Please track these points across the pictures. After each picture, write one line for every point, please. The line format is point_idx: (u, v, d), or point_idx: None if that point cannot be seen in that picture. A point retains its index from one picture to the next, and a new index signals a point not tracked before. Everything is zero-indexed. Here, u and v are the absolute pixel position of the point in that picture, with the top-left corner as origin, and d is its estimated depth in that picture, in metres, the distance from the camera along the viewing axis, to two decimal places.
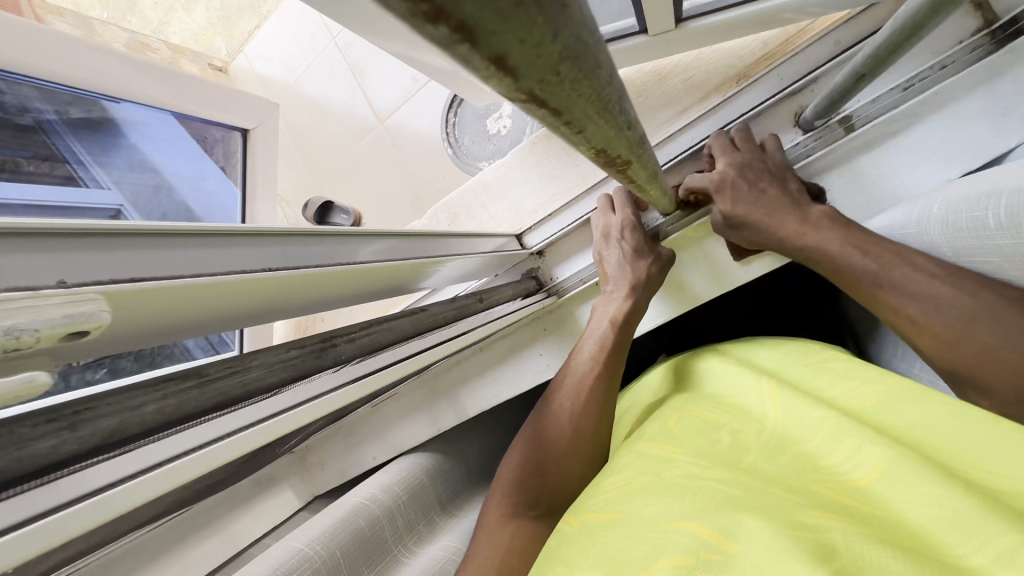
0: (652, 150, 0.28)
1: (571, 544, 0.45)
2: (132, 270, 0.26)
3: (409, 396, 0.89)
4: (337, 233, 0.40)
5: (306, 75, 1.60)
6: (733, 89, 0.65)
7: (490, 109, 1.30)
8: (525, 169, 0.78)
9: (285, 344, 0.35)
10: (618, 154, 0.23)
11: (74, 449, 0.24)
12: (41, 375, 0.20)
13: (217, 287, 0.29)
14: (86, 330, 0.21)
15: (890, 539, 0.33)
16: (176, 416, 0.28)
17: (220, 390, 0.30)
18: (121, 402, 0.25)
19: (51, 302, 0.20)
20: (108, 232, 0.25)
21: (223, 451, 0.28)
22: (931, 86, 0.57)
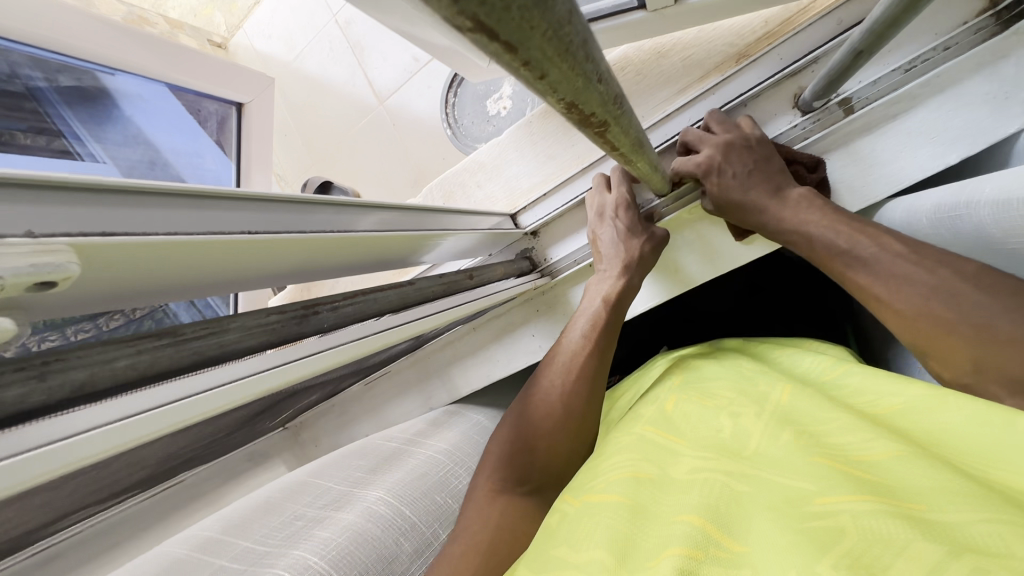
0: (632, 113, 0.27)
1: (571, 524, 0.45)
2: (102, 225, 0.25)
3: (403, 372, 0.91)
4: (334, 203, 0.39)
5: (307, 52, 1.58)
6: (732, 69, 0.64)
7: (490, 88, 1.28)
8: (521, 147, 0.77)
9: (264, 309, 0.36)
10: (592, 112, 0.23)
11: (43, 400, 0.24)
12: (4, 323, 0.19)
13: (199, 247, 0.28)
14: (53, 281, 0.21)
15: (900, 509, 0.34)
16: (149, 373, 0.28)
17: (197, 349, 0.30)
18: (92, 356, 0.26)
19: (17, 251, 0.20)
20: (91, 186, 0.24)
21: (201, 406, 0.28)
22: (933, 68, 0.56)
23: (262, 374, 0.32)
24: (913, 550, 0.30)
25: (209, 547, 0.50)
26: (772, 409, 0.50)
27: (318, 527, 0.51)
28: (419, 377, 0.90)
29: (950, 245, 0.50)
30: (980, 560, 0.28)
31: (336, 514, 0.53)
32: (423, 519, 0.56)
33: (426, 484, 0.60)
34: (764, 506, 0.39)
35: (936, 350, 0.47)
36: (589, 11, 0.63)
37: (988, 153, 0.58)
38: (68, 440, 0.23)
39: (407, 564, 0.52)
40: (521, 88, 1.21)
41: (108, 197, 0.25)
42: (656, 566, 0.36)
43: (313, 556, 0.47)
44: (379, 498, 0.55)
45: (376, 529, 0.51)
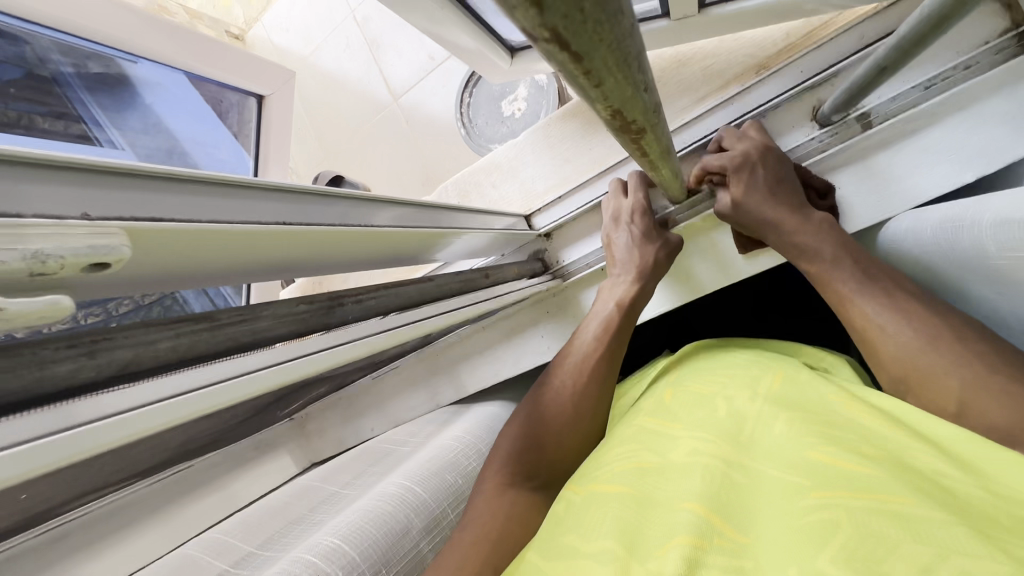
0: (665, 124, 0.28)
1: (578, 511, 0.45)
2: (151, 210, 0.25)
3: (411, 367, 0.92)
4: (350, 196, 0.40)
5: (324, 47, 1.60)
6: (752, 80, 0.64)
7: (505, 90, 1.29)
8: (538, 150, 0.78)
9: (296, 299, 0.37)
10: (634, 119, 0.23)
11: (92, 376, 0.25)
12: (66, 300, 0.20)
13: (232, 235, 0.29)
14: (107, 264, 0.22)
15: (890, 501, 0.35)
16: (188, 356, 0.29)
17: (230, 335, 0.31)
18: (136, 336, 0.27)
19: (75, 232, 0.21)
20: (138, 173, 0.25)
21: (228, 395, 0.29)
22: (953, 86, 0.57)
23: (291, 361, 0.33)
24: (905, 550, 0.32)
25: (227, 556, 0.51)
26: (767, 394, 0.51)
27: (335, 518, 0.53)
28: (427, 373, 0.90)
29: (950, 262, 0.50)
30: (968, 562, 0.30)
31: (351, 506, 0.55)
32: (433, 494, 0.57)
33: (436, 464, 0.62)
34: (770, 503, 0.40)
35: (920, 387, 0.47)
36: None
37: (1004, 173, 0.58)
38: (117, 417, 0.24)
39: (417, 538, 0.52)
40: (536, 90, 1.22)
41: (156, 183, 0.26)
42: (663, 556, 0.37)
43: (327, 536, 0.48)
44: (391, 483, 0.57)
45: (387, 504, 0.52)
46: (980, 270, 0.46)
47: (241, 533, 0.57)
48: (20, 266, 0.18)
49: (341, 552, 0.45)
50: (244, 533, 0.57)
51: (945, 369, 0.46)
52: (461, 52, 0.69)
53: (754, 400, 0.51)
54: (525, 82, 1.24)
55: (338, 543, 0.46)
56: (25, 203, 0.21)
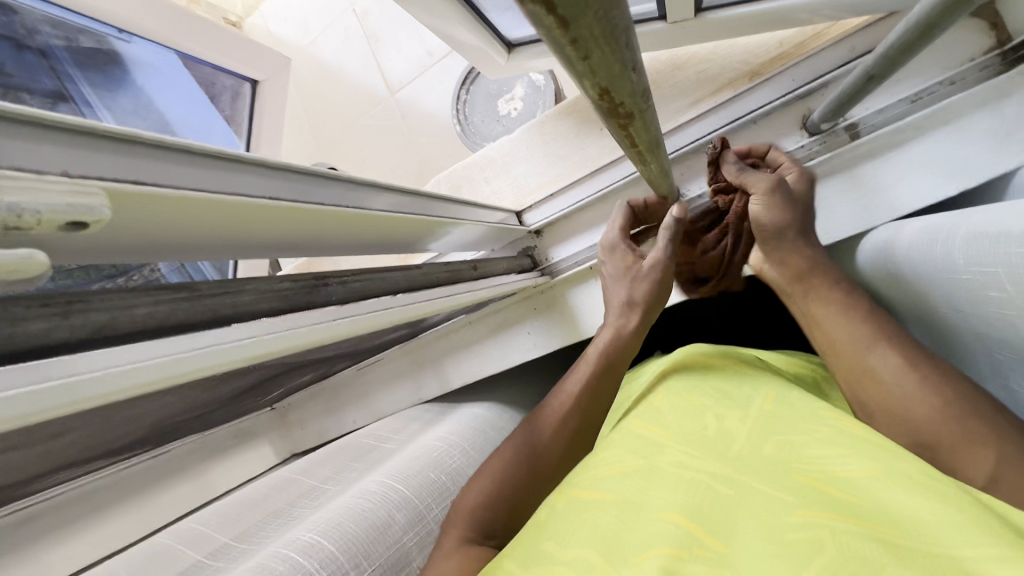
0: (655, 113, 0.28)
1: (563, 517, 0.46)
2: (136, 174, 0.25)
3: (395, 360, 0.91)
4: (348, 178, 0.39)
5: (321, 39, 1.60)
6: (745, 86, 0.65)
7: (502, 89, 1.29)
8: (532, 147, 0.78)
9: (277, 276, 0.37)
10: (621, 101, 0.24)
11: (65, 336, 0.24)
12: (41, 255, 0.19)
13: (215, 205, 0.29)
14: (84, 224, 0.21)
15: (869, 528, 0.35)
16: (167, 323, 0.29)
17: (210, 306, 0.31)
18: (115, 301, 0.26)
19: (55, 187, 0.20)
20: (126, 136, 0.25)
21: (208, 361, 0.29)
22: (939, 101, 0.58)
23: (275, 336, 0.33)
24: (886, 568, 0.32)
25: (202, 548, 0.51)
26: (754, 415, 0.52)
27: (315, 513, 0.52)
28: (412, 367, 0.90)
29: (920, 276, 0.51)
30: None
31: (332, 502, 0.54)
32: (416, 492, 0.56)
33: (420, 463, 0.61)
34: (751, 510, 0.40)
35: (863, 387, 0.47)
36: None
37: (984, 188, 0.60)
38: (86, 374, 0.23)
39: (399, 535, 0.52)
40: (533, 90, 1.22)
41: (142, 149, 0.26)
42: (641, 563, 0.38)
43: (305, 531, 0.47)
44: (373, 481, 0.56)
45: (368, 502, 0.52)
46: (946, 288, 0.48)
47: (219, 523, 0.56)
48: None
49: (320, 548, 0.45)
50: (221, 524, 0.56)
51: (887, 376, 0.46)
52: (459, 47, 0.69)
53: (741, 419, 0.51)
54: (522, 82, 1.25)
55: (316, 538, 0.46)
56: (4, 155, 0.20)
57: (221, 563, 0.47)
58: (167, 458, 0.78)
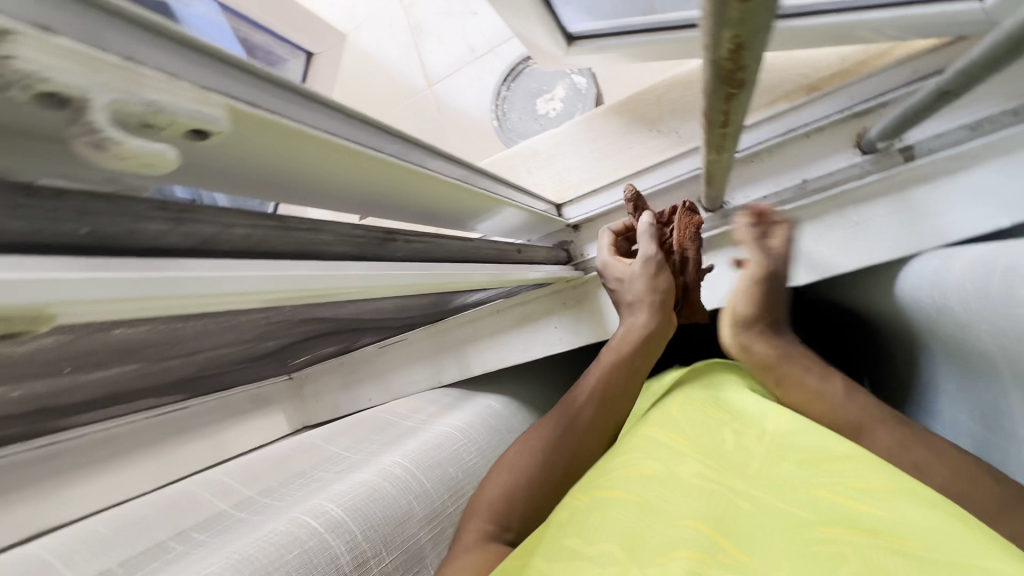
0: (750, 101, 0.25)
1: (584, 514, 0.44)
2: (258, 101, 0.24)
3: (417, 342, 0.92)
4: (419, 140, 0.39)
5: (366, 26, 1.64)
6: (803, 99, 0.65)
7: (542, 89, 1.31)
8: (578, 142, 0.79)
9: (351, 225, 0.37)
10: (742, 66, 0.20)
11: (174, 242, 0.23)
12: (166, 153, 0.19)
13: (297, 136, 0.28)
14: (206, 133, 0.22)
15: (896, 545, 0.36)
16: (259, 248, 0.28)
17: (295, 240, 0.30)
18: (215, 217, 0.26)
19: (185, 92, 0.20)
20: (251, 68, 0.24)
21: (292, 283, 0.27)
22: (1000, 130, 0.58)
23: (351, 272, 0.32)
24: None
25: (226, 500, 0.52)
26: (768, 428, 0.52)
27: (335, 484, 0.52)
28: (433, 350, 0.90)
29: (966, 306, 0.50)
30: None
31: (352, 476, 0.54)
32: (434, 487, 0.56)
33: (441, 453, 0.61)
34: (769, 525, 0.40)
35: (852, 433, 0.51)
36: (677, 17, 0.64)
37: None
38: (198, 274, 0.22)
39: (416, 531, 0.52)
40: (573, 92, 1.24)
41: (252, 81, 0.24)
42: (666, 565, 0.37)
43: (329, 503, 0.47)
44: (393, 462, 0.56)
45: (391, 486, 0.52)
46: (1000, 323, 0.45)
47: (241, 478, 0.57)
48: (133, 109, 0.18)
49: (345, 526, 0.46)
50: (243, 479, 0.57)
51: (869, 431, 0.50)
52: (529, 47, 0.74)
53: (757, 435, 0.51)
54: (563, 83, 1.27)
55: (341, 516, 0.46)
56: (147, 58, 0.19)
57: (246, 516, 0.47)
58: (186, 412, 0.79)
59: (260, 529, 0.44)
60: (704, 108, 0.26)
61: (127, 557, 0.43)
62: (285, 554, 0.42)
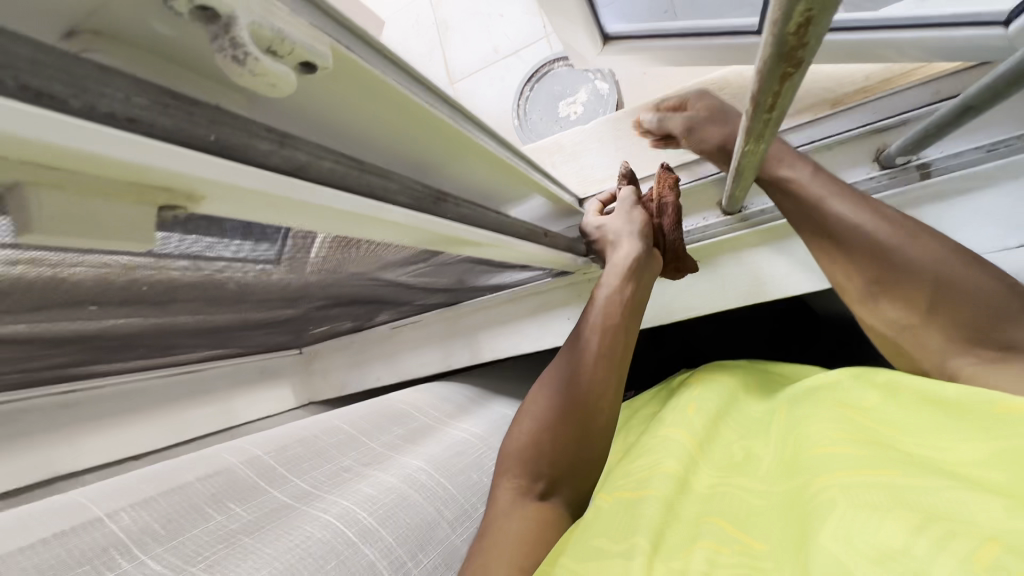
0: (796, 86, 0.27)
1: (609, 513, 0.47)
2: (340, 39, 0.26)
3: (430, 326, 0.94)
4: (476, 118, 0.41)
5: (394, 22, 1.68)
6: (825, 112, 0.68)
7: (565, 92, 1.34)
8: (603, 141, 0.81)
9: (413, 176, 0.34)
10: (806, 43, 0.22)
11: (277, 167, 0.23)
12: (286, 82, 0.21)
13: (377, 82, 0.29)
14: (314, 68, 0.23)
15: (886, 476, 0.36)
16: (341, 184, 0.26)
17: (370, 183, 0.29)
18: (311, 148, 0.25)
19: (302, 26, 0.22)
20: (339, 16, 0.25)
21: (357, 209, 0.27)
22: (1015, 153, 0.60)
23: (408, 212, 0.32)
24: (897, 515, 0.32)
25: (252, 467, 0.54)
26: (774, 428, 0.53)
27: (362, 483, 0.53)
28: (445, 334, 0.92)
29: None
30: (958, 528, 0.30)
31: (377, 475, 0.55)
32: (461, 492, 0.58)
33: (462, 461, 0.63)
34: (776, 514, 0.41)
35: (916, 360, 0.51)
36: (709, 25, 0.67)
37: None
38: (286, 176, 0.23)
39: (448, 532, 0.53)
40: (596, 98, 1.26)
41: (342, 29, 0.26)
42: (688, 557, 0.39)
43: (360, 509, 0.48)
44: (416, 467, 0.58)
45: (417, 493, 0.53)
46: None
47: (264, 445, 0.59)
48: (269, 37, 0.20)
49: (379, 537, 0.47)
50: (266, 445, 0.59)
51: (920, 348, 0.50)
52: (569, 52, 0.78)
53: (764, 439, 0.52)
54: (586, 87, 1.29)
55: (372, 523, 0.47)
56: None
57: (277, 507, 0.48)
58: (204, 375, 0.80)
59: (292, 524, 0.46)
60: (755, 90, 0.28)
61: (166, 512, 0.45)
62: (324, 565, 0.42)
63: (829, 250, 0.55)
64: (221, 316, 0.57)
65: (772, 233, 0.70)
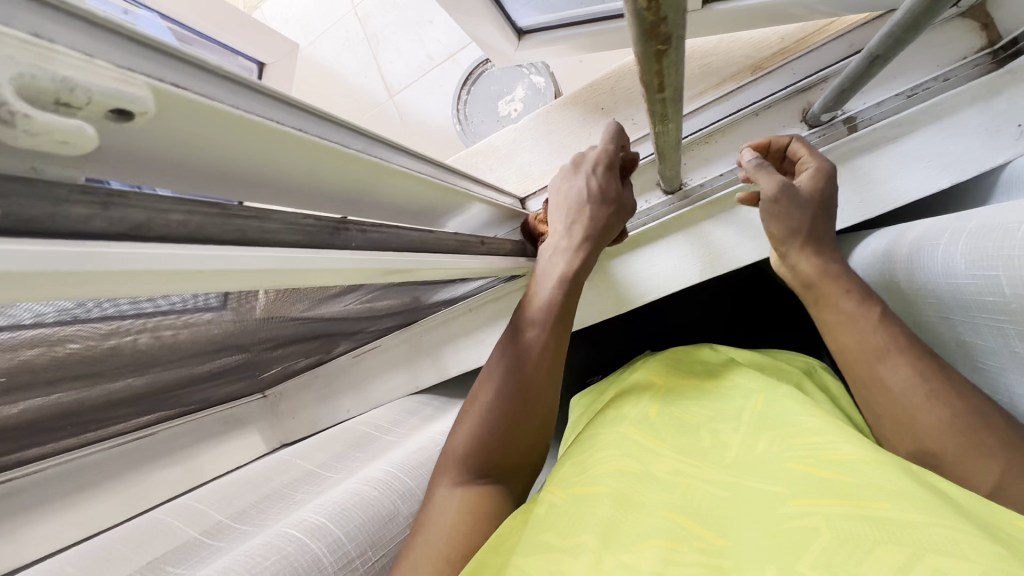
0: (684, 52, 0.25)
1: (565, 509, 0.45)
2: (184, 79, 0.23)
3: (392, 349, 0.91)
4: (378, 136, 0.40)
5: (322, 40, 1.66)
6: (748, 79, 0.68)
7: (502, 90, 1.32)
8: (536, 137, 0.79)
9: (300, 211, 0.31)
10: (665, 16, 0.20)
11: (103, 228, 0.20)
12: (89, 133, 0.18)
13: (250, 125, 0.26)
14: (130, 115, 0.20)
15: (864, 508, 0.35)
16: (200, 235, 0.24)
17: (239, 227, 0.26)
18: (149, 201, 0.22)
19: (103, 71, 0.18)
20: (167, 49, 0.22)
21: (248, 266, 0.25)
22: (933, 96, 0.61)
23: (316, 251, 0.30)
24: (882, 553, 0.32)
25: (197, 523, 0.50)
26: (745, 418, 0.52)
27: (319, 498, 0.52)
28: (409, 354, 0.89)
29: (913, 278, 0.54)
30: (947, 561, 0.30)
31: (336, 487, 0.54)
32: (419, 486, 0.58)
33: (423, 458, 0.62)
34: (742, 508, 0.40)
35: (952, 459, 0.42)
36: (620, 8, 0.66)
37: (976, 182, 0.62)
38: (132, 246, 0.20)
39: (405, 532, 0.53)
40: (533, 92, 1.25)
41: (202, 69, 0.24)
42: (639, 553, 0.38)
43: (311, 514, 0.47)
44: (378, 469, 0.57)
45: (372, 490, 0.53)
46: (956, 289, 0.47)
47: (215, 501, 0.55)
48: (49, 87, 0.17)
49: (328, 531, 0.46)
50: (216, 503, 0.54)
51: (942, 437, 0.43)
52: (491, 53, 0.77)
53: (733, 426, 0.52)
54: (522, 84, 1.28)
55: (322, 521, 0.46)
56: (53, 34, 0.18)
57: (219, 544, 0.45)
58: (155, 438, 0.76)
59: (239, 548, 0.43)
60: (640, 71, 0.27)
61: None
62: (265, 560, 0.41)
63: (828, 300, 0.53)
64: (147, 379, 0.53)
65: (717, 205, 0.70)
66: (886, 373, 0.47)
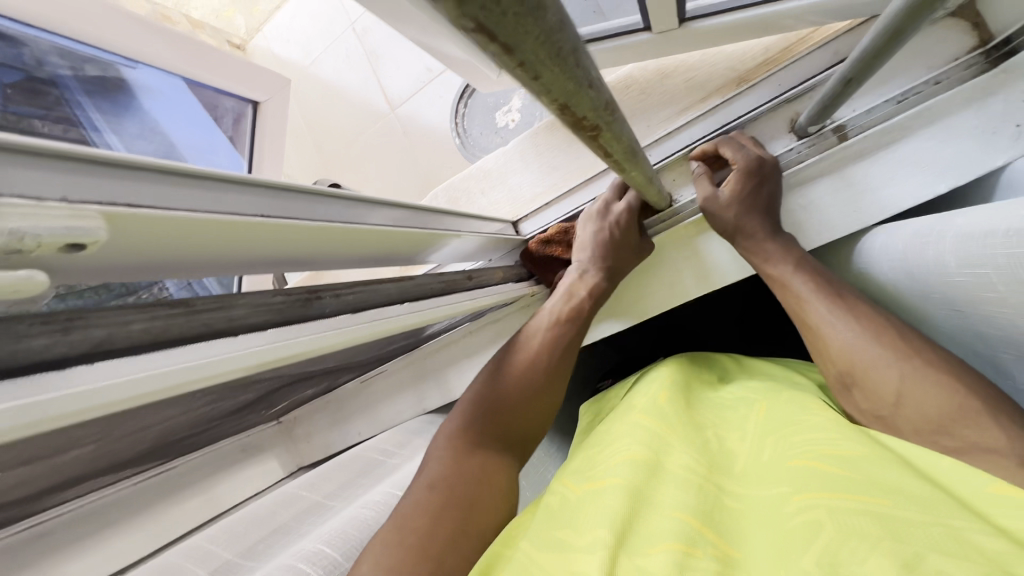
0: (625, 119, 0.26)
1: (579, 510, 0.46)
2: (133, 198, 0.25)
3: (399, 372, 0.93)
4: (352, 195, 0.41)
5: (322, 59, 1.68)
6: (733, 92, 0.67)
7: (499, 102, 1.32)
8: (526, 158, 0.79)
9: (271, 290, 0.36)
10: (584, 116, 0.21)
11: (66, 352, 0.24)
12: (40, 276, 0.19)
13: (209, 224, 0.28)
14: (84, 245, 0.21)
15: (870, 507, 0.35)
16: (162, 339, 0.28)
17: (205, 321, 0.30)
18: (111, 317, 0.26)
19: (53, 213, 0.20)
20: (118, 162, 0.24)
21: (214, 369, 0.28)
22: (924, 100, 0.59)
23: (282, 343, 0.32)
24: (886, 550, 0.32)
25: (206, 561, 0.53)
26: (752, 424, 0.52)
27: (322, 528, 0.54)
28: (415, 376, 0.91)
29: (913, 286, 0.53)
30: (951, 562, 0.29)
31: (337, 515, 0.57)
32: None
33: None
34: (758, 521, 0.41)
35: (864, 382, 0.48)
36: (597, 30, 0.66)
37: (976, 183, 0.60)
38: (78, 369, 0.24)
39: None
40: (530, 103, 1.25)
41: (150, 173, 0.26)
42: (651, 558, 0.38)
43: (311, 544, 0.49)
44: (380, 496, 0.60)
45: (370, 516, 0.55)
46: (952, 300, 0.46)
47: (225, 538, 0.58)
48: None
49: (324, 555, 0.47)
50: (225, 540, 0.57)
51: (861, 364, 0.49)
52: (477, 80, 0.79)
53: (742, 435, 0.51)
54: (518, 94, 1.28)
55: (320, 548, 0.48)
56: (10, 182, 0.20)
57: None
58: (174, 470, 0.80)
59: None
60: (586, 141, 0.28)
61: None
62: None
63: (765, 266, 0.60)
64: (157, 426, 0.56)
65: (708, 220, 0.69)
66: (813, 318, 0.54)
